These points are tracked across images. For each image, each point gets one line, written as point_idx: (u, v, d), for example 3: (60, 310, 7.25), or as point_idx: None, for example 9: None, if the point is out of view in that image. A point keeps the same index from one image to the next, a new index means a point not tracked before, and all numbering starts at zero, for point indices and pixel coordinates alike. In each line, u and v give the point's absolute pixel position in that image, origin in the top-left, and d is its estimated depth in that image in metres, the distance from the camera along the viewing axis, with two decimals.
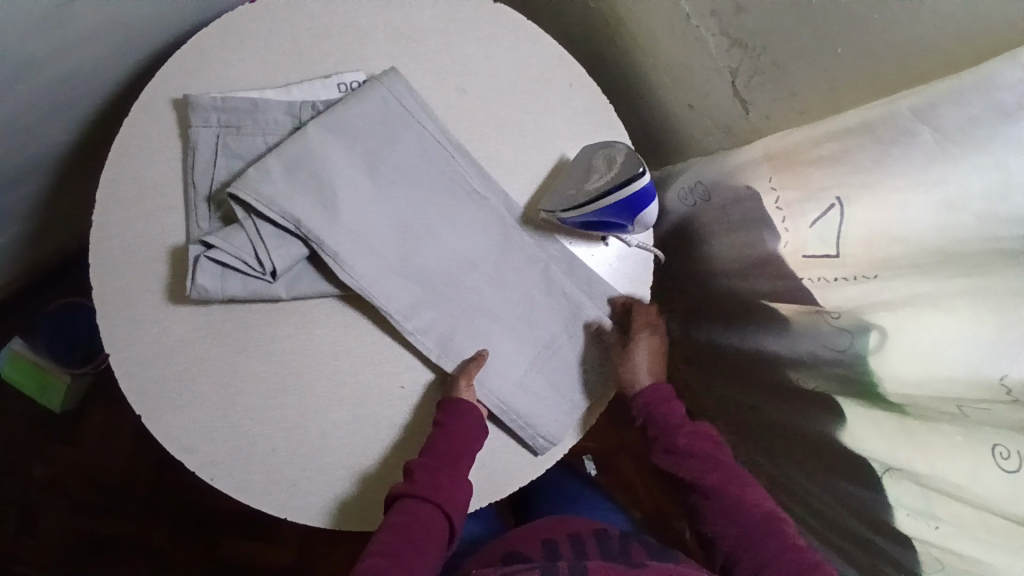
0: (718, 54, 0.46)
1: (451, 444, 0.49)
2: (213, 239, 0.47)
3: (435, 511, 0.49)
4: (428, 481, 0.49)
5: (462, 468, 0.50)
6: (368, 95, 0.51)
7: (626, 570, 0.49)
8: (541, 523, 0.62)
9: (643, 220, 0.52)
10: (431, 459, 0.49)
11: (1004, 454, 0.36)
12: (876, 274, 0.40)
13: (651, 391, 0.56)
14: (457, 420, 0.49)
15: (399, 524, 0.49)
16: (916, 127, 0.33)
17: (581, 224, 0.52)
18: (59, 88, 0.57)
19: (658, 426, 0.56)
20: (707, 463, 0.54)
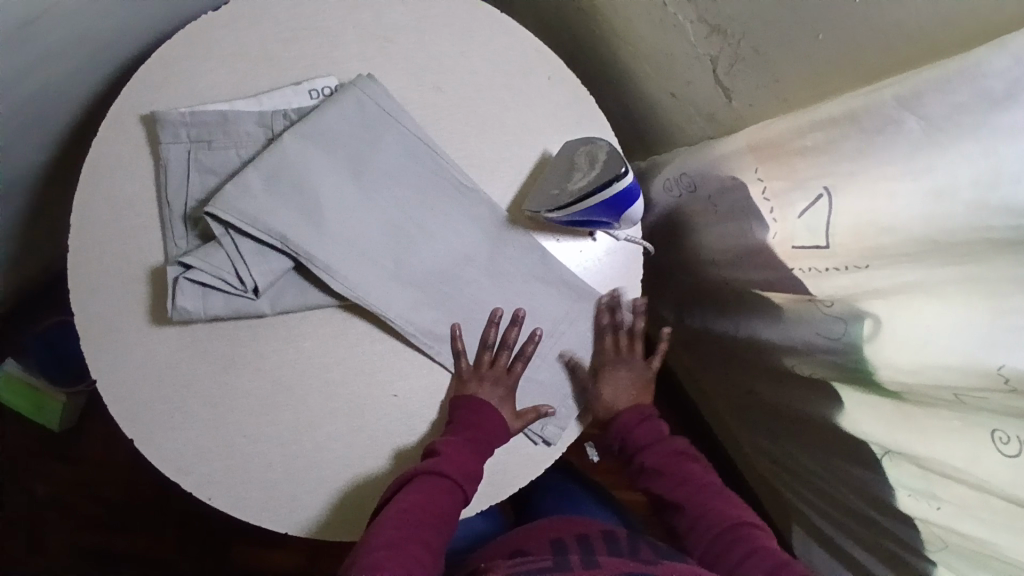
0: (698, 42, 0.45)
1: (478, 429, 0.50)
2: (190, 259, 0.46)
3: (450, 489, 0.50)
4: (452, 457, 0.49)
5: (483, 452, 0.51)
6: (341, 101, 0.50)
7: (638, 564, 0.49)
8: (550, 524, 0.63)
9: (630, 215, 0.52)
10: (457, 438, 0.50)
11: (1004, 438, 0.36)
12: (867, 264, 0.39)
13: (627, 412, 0.57)
14: (488, 411, 0.51)
15: (412, 498, 0.48)
16: (903, 117, 0.32)
17: (567, 222, 0.51)
18: (26, 109, 0.56)
19: (632, 445, 0.57)
20: (675, 477, 0.56)
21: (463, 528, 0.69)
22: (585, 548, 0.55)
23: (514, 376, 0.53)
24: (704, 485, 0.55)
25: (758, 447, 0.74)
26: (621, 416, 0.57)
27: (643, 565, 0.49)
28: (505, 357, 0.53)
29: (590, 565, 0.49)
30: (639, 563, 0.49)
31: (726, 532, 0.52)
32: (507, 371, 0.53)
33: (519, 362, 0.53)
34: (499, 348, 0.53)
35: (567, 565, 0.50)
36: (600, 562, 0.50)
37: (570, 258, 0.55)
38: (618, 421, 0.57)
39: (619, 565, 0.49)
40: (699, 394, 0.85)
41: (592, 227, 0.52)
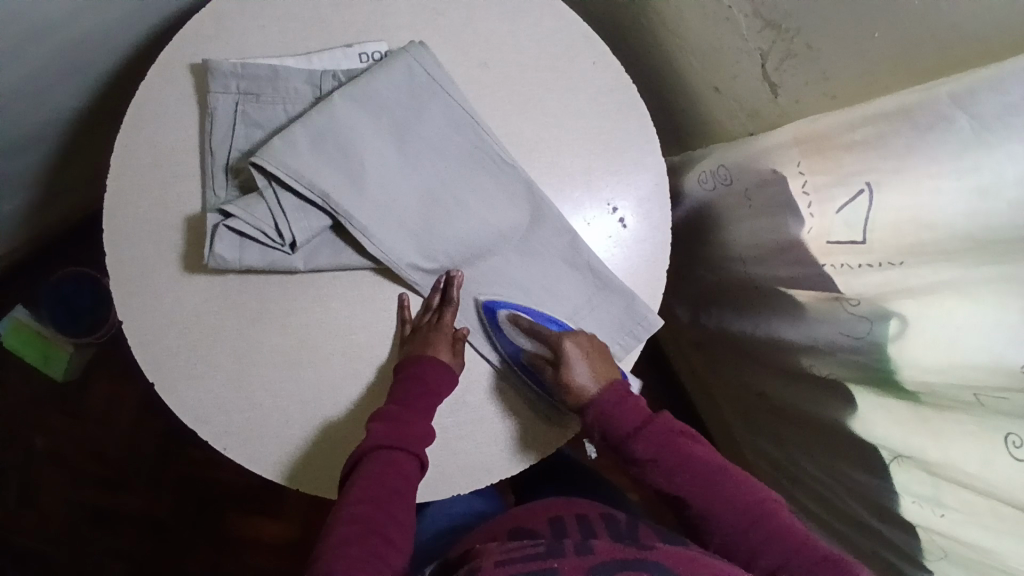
0: (749, 36, 0.46)
1: (417, 386, 0.50)
2: (232, 208, 0.47)
3: (400, 459, 0.48)
4: (388, 428, 0.48)
5: (423, 411, 0.50)
6: (393, 67, 0.51)
7: (634, 551, 0.48)
8: (547, 506, 0.62)
9: (510, 324, 0.53)
10: (395, 407, 0.49)
11: (1016, 442, 0.37)
12: (901, 261, 0.40)
13: (605, 395, 0.52)
14: (420, 368, 0.50)
15: (363, 482, 0.48)
16: (954, 115, 0.33)
17: (511, 349, 0.53)
18: (73, 51, 0.56)
19: (615, 432, 0.53)
20: (672, 462, 0.52)
21: (463, 506, 0.69)
22: (583, 533, 0.54)
23: (446, 325, 0.52)
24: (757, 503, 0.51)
25: (761, 450, 0.75)
26: (597, 401, 0.52)
27: (640, 551, 0.48)
28: (435, 311, 0.52)
29: (583, 549, 0.48)
30: (636, 551, 0.48)
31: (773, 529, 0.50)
32: (438, 321, 0.52)
33: (448, 310, 0.52)
34: (432, 306, 0.52)
35: (558, 548, 0.49)
36: (593, 547, 0.49)
37: (598, 242, 0.55)
38: (595, 408, 0.52)
39: (614, 552, 0.48)
40: (703, 395, 0.86)
41: (520, 340, 0.53)
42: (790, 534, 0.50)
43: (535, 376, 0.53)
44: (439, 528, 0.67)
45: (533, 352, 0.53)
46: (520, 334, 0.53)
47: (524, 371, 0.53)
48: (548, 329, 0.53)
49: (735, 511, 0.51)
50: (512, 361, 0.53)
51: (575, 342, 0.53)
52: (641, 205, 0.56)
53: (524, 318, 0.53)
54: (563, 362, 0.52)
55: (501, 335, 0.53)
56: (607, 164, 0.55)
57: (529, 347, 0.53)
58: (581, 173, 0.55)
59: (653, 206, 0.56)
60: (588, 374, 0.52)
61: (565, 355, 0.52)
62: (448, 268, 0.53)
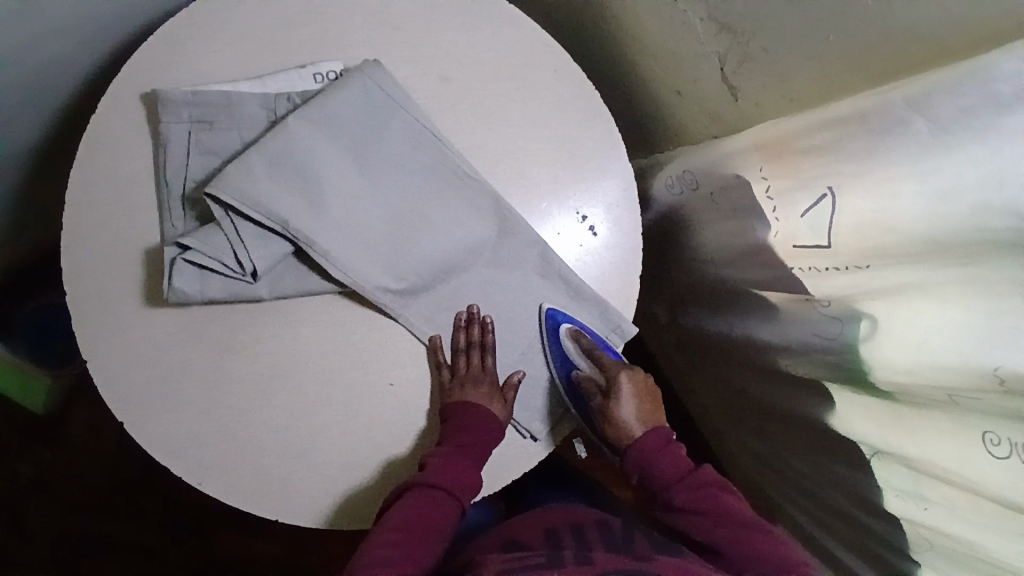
0: (707, 39, 0.45)
1: (472, 432, 0.51)
2: (188, 240, 0.46)
3: (443, 500, 0.49)
4: (441, 470, 0.49)
5: (476, 459, 0.51)
6: (349, 87, 0.50)
7: (631, 561, 0.48)
8: (546, 514, 0.62)
9: (569, 336, 0.54)
10: (451, 449, 0.50)
11: (994, 440, 0.36)
12: (868, 263, 0.39)
13: (652, 440, 0.55)
14: (473, 417, 0.50)
15: (410, 512, 0.49)
16: (912, 118, 0.32)
17: (562, 363, 0.54)
18: (21, 84, 0.55)
19: (655, 478, 0.54)
20: (717, 519, 0.52)
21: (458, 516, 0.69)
22: (579, 540, 0.54)
23: (488, 371, 0.53)
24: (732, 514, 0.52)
25: (747, 446, 0.74)
26: (637, 446, 0.55)
27: (636, 561, 0.47)
28: (476, 354, 0.52)
29: (584, 561, 0.48)
30: (633, 560, 0.48)
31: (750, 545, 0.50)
32: (482, 367, 0.52)
33: (489, 355, 0.53)
34: (467, 347, 0.52)
35: (559, 561, 0.49)
36: (593, 557, 0.49)
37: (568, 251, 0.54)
38: (637, 451, 0.55)
39: (614, 560, 0.48)
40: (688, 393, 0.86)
41: (579, 364, 0.55)
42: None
43: (581, 399, 0.55)
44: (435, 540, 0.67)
45: (587, 376, 0.55)
46: (580, 354, 0.54)
47: (571, 394, 0.55)
48: (611, 361, 0.56)
49: (772, 571, 0.49)
50: (563, 384, 0.54)
51: (632, 380, 0.56)
52: (611, 211, 0.55)
53: (584, 336, 0.54)
54: (611, 406, 0.55)
55: (558, 351, 0.54)
56: (574, 173, 0.55)
57: (583, 369, 0.55)
58: (548, 184, 0.54)
59: (622, 212, 0.55)
60: (635, 416, 0.56)
61: (618, 389, 0.55)
62: (417, 288, 0.52)
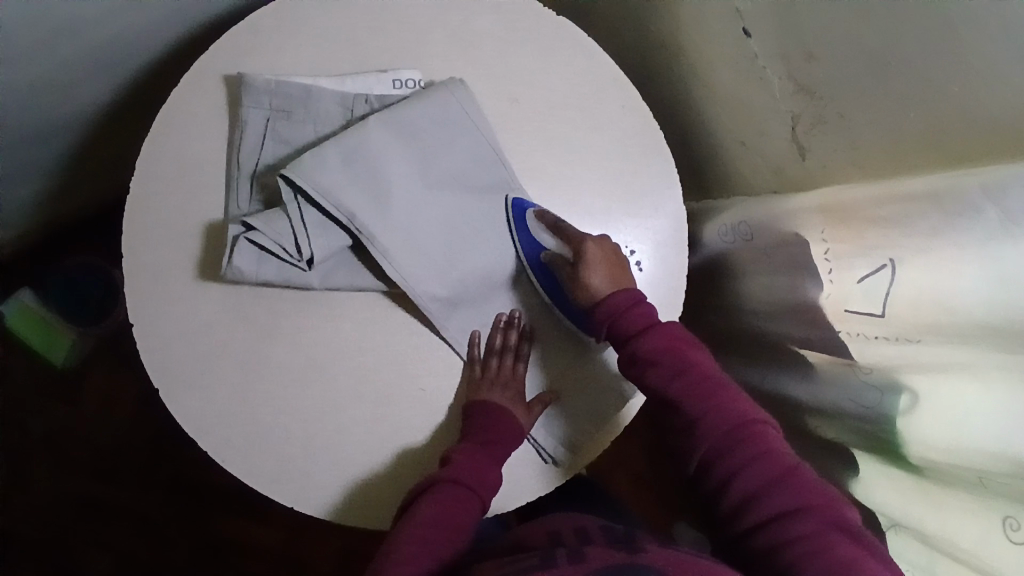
0: (782, 98, 0.46)
1: (494, 428, 0.51)
2: (255, 221, 0.47)
3: (465, 499, 0.49)
4: (461, 465, 0.49)
5: (496, 457, 0.51)
6: (431, 98, 0.51)
7: (625, 555, 0.45)
8: (548, 521, 0.59)
9: (535, 215, 0.52)
10: (472, 445, 0.50)
11: (1013, 525, 0.36)
12: (919, 338, 0.40)
13: (615, 301, 0.51)
14: (496, 417, 0.51)
15: (431, 507, 0.48)
16: (983, 206, 0.33)
17: (524, 236, 0.52)
18: (107, 48, 0.57)
19: (620, 334, 0.51)
20: (671, 368, 0.49)
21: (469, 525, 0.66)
22: (580, 539, 0.52)
23: (518, 378, 0.53)
24: (713, 391, 0.49)
25: None
26: (605, 305, 0.51)
27: (632, 555, 0.44)
28: (509, 359, 0.53)
29: (577, 557, 0.44)
30: (629, 556, 0.44)
31: (739, 429, 0.47)
32: (512, 373, 0.53)
33: (521, 362, 0.53)
34: (502, 350, 0.53)
35: (552, 559, 0.45)
36: (587, 553, 0.45)
37: None
38: (604, 309, 0.51)
39: (609, 558, 0.44)
40: None
41: (543, 239, 0.53)
42: (778, 456, 0.46)
43: (552, 271, 0.53)
44: None
45: (555, 251, 0.53)
46: (544, 231, 0.53)
47: (541, 271, 0.53)
48: (569, 229, 0.52)
49: (734, 436, 0.47)
50: (528, 260, 0.53)
51: (599, 246, 0.52)
52: (659, 249, 0.56)
53: (550, 214, 0.53)
54: (582, 269, 0.51)
55: (524, 230, 0.52)
56: (628, 206, 0.56)
57: (552, 246, 0.53)
58: (602, 214, 0.55)
59: (669, 252, 0.56)
60: (604, 280, 0.51)
61: (585, 257, 0.51)
62: (464, 299, 0.53)
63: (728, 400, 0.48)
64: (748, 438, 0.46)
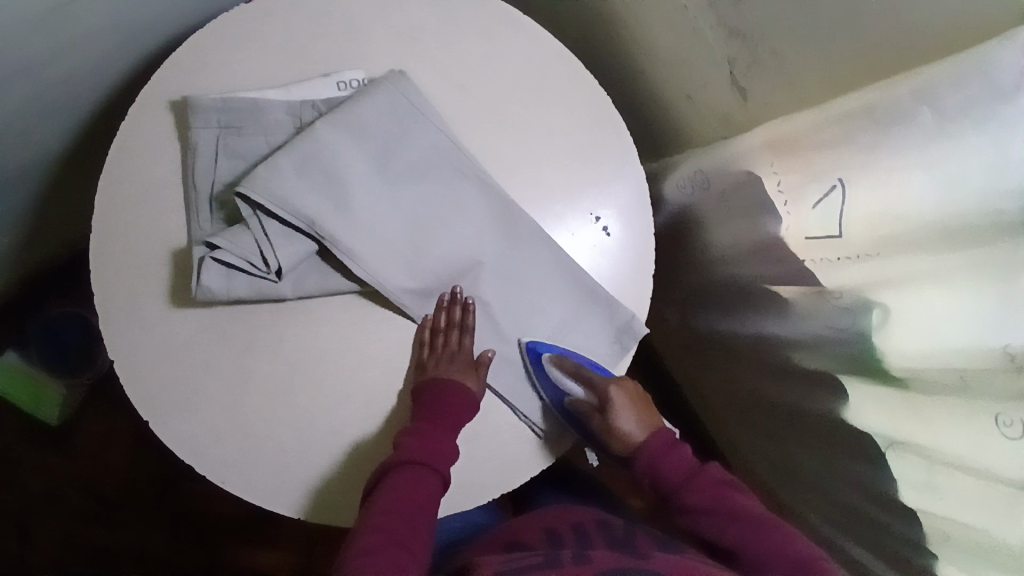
0: (716, 43, 0.47)
1: (440, 404, 0.51)
2: (217, 240, 0.47)
3: (424, 476, 0.49)
4: (410, 445, 0.49)
5: (449, 430, 0.51)
6: (375, 96, 0.52)
7: (630, 558, 0.48)
8: (544, 518, 0.60)
9: (556, 356, 0.55)
10: (420, 424, 0.51)
11: (1007, 422, 0.37)
12: (877, 252, 0.41)
13: (653, 443, 0.58)
14: (443, 393, 0.51)
15: (389, 494, 0.49)
16: (918, 109, 0.34)
17: (546, 387, 0.54)
18: (52, 92, 0.57)
19: (667, 481, 0.57)
20: (720, 509, 0.54)
21: (459, 521, 0.65)
22: (580, 541, 0.53)
23: (464, 351, 0.52)
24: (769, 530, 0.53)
25: (760, 451, 0.74)
26: (644, 450, 0.58)
27: (635, 560, 0.47)
28: (454, 334, 0.52)
29: (581, 560, 0.48)
30: (631, 558, 0.48)
31: (782, 552, 0.51)
32: (459, 346, 0.52)
33: (468, 335, 0.53)
34: (448, 326, 0.53)
35: (557, 560, 0.48)
36: (591, 556, 0.48)
37: (597, 246, 0.56)
38: (643, 459, 0.58)
39: (612, 560, 0.47)
40: (699, 401, 0.85)
41: (568, 387, 0.55)
42: (823, 575, 0.50)
43: (580, 421, 0.57)
44: (440, 544, 0.64)
45: (578, 399, 0.56)
46: (566, 377, 0.55)
47: (569, 418, 0.55)
48: (589, 374, 0.56)
49: (782, 561, 0.51)
50: (553, 405, 0.55)
51: (621, 390, 0.58)
52: (623, 212, 0.57)
53: (569, 359, 0.55)
54: (609, 430, 0.58)
55: (542, 376, 0.54)
56: (587, 175, 0.56)
57: (572, 393, 0.56)
58: (563, 186, 0.56)
59: (635, 214, 0.57)
60: (633, 423, 0.59)
61: (612, 404, 0.57)
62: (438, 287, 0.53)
63: (777, 536, 0.53)
64: (787, 569, 0.51)
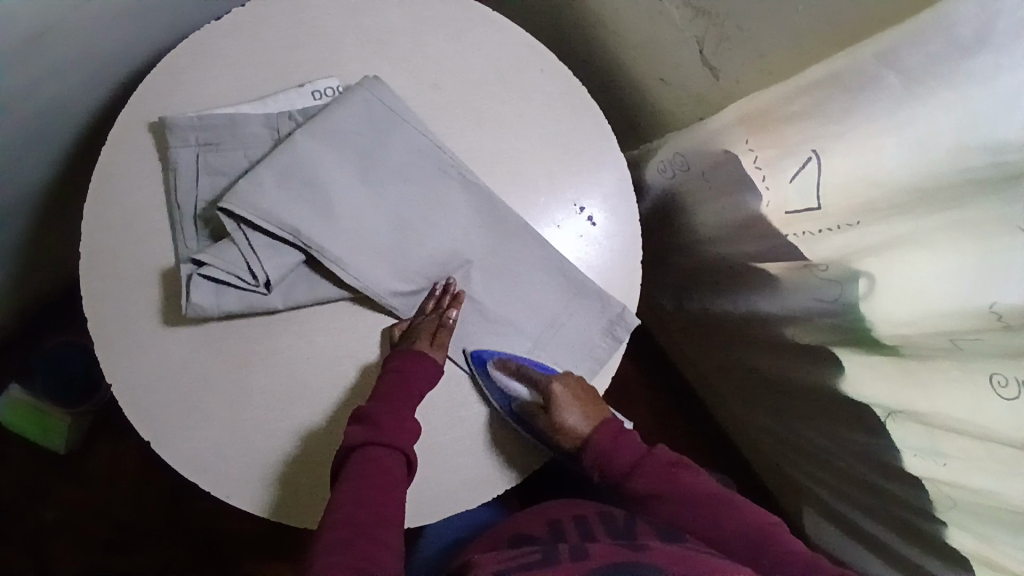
0: (684, 24, 0.47)
1: (395, 378, 0.50)
2: (204, 257, 0.48)
3: (385, 455, 0.48)
4: (368, 427, 0.48)
5: (408, 407, 0.50)
6: (350, 102, 0.52)
7: (627, 552, 0.47)
8: (546, 510, 0.60)
9: (499, 364, 0.54)
10: (375, 402, 0.49)
11: (1002, 381, 0.38)
12: (858, 221, 0.41)
13: (597, 434, 0.56)
14: (406, 362, 0.50)
15: (352, 483, 0.48)
16: (882, 73, 0.35)
17: (499, 396, 0.53)
18: (35, 123, 0.57)
19: (617, 472, 0.56)
20: (673, 496, 0.54)
21: (466, 520, 0.66)
22: (581, 534, 0.53)
23: (444, 332, 0.52)
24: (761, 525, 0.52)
25: (764, 429, 0.73)
26: (591, 441, 0.56)
27: (633, 553, 0.46)
28: (439, 319, 0.52)
29: (578, 555, 0.47)
30: (629, 551, 0.47)
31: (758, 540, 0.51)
32: (440, 328, 0.52)
33: (451, 319, 0.53)
34: (433, 312, 0.53)
35: (554, 555, 0.48)
36: (589, 550, 0.48)
37: (585, 235, 0.56)
38: (591, 448, 0.56)
39: (609, 554, 0.47)
40: (702, 383, 0.84)
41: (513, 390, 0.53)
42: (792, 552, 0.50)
43: (525, 423, 0.54)
44: (445, 544, 0.65)
45: (524, 400, 0.54)
46: (509, 379, 0.54)
47: (518, 422, 0.54)
48: (530, 373, 0.54)
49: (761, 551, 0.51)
50: (503, 411, 0.53)
51: (564, 385, 0.54)
52: (607, 200, 0.57)
53: (511, 361, 0.54)
54: (558, 430, 0.54)
55: (490, 385, 0.53)
56: (568, 166, 0.56)
57: (520, 395, 0.54)
58: (544, 179, 0.56)
59: (619, 201, 0.57)
60: (578, 417, 0.54)
61: (556, 400, 0.53)
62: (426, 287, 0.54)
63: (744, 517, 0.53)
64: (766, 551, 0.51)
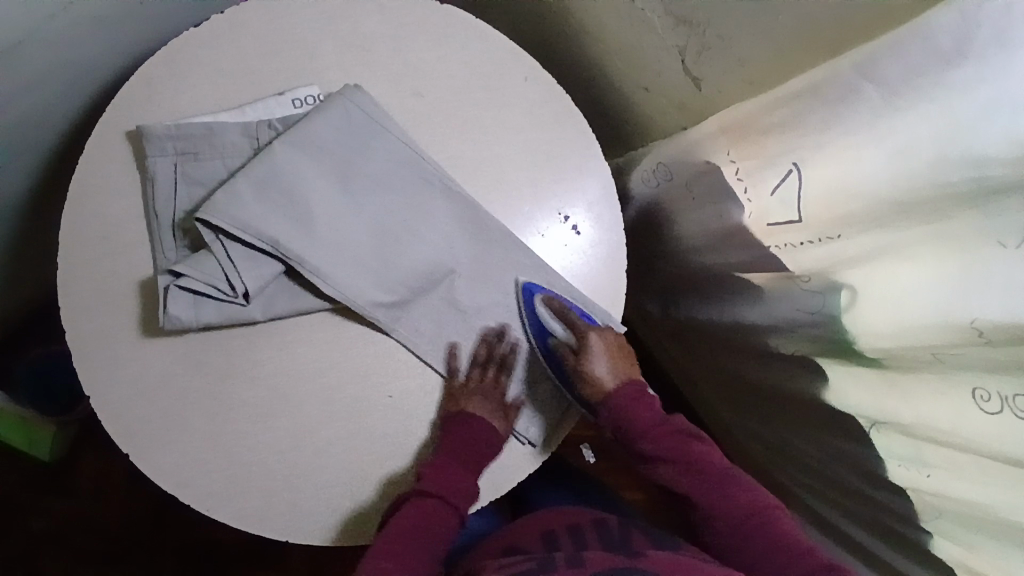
0: (665, 33, 0.47)
1: (468, 441, 0.51)
2: (182, 268, 0.47)
3: (442, 511, 0.51)
4: (436, 481, 0.50)
5: (472, 471, 0.52)
6: (329, 111, 0.51)
7: (623, 559, 0.47)
8: (537, 520, 0.59)
9: (543, 301, 0.54)
10: (445, 458, 0.51)
11: (984, 396, 0.37)
12: (839, 233, 0.41)
13: (622, 393, 0.57)
14: (469, 429, 0.51)
15: (403, 526, 0.50)
16: (861, 85, 0.35)
17: (536, 330, 0.54)
18: (12, 132, 0.57)
19: (630, 431, 0.57)
20: (683, 463, 0.56)
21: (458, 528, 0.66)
22: (575, 543, 0.53)
23: (497, 389, 0.54)
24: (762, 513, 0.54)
25: (751, 434, 0.73)
26: (614, 397, 0.57)
27: (630, 560, 0.47)
28: (492, 370, 0.54)
29: (575, 561, 0.47)
30: (625, 559, 0.47)
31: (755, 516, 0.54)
32: (493, 382, 0.54)
33: (503, 374, 0.54)
34: (487, 359, 0.54)
35: (550, 563, 0.47)
36: (585, 558, 0.47)
37: (569, 244, 0.56)
38: (611, 402, 0.57)
39: (605, 561, 0.46)
40: (689, 388, 0.84)
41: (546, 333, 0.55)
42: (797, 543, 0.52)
43: (557, 366, 0.56)
44: None
45: (562, 340, 0.55)
46: (552, 317, 0.54)
47: (548, 359, 0.55)
48: (574, 321, 0.54)
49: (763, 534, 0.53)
50: (536, 348, 0.55)
51: (601, 337, 0.56)
52: (592, 209, 0.56)
53: (557, 299, 0.54)
54: (586, 377, 0.56)
55: (532, 316, 0.54)
56: (552, 174, 0.56)
57: (559, 336, 0.55)
58: (528, 187, 0.55)
59: (604, 209, 0.56)
60: (607, 369, 0.57)
61: (590, 348, 0.55)
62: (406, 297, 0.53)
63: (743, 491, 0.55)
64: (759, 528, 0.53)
